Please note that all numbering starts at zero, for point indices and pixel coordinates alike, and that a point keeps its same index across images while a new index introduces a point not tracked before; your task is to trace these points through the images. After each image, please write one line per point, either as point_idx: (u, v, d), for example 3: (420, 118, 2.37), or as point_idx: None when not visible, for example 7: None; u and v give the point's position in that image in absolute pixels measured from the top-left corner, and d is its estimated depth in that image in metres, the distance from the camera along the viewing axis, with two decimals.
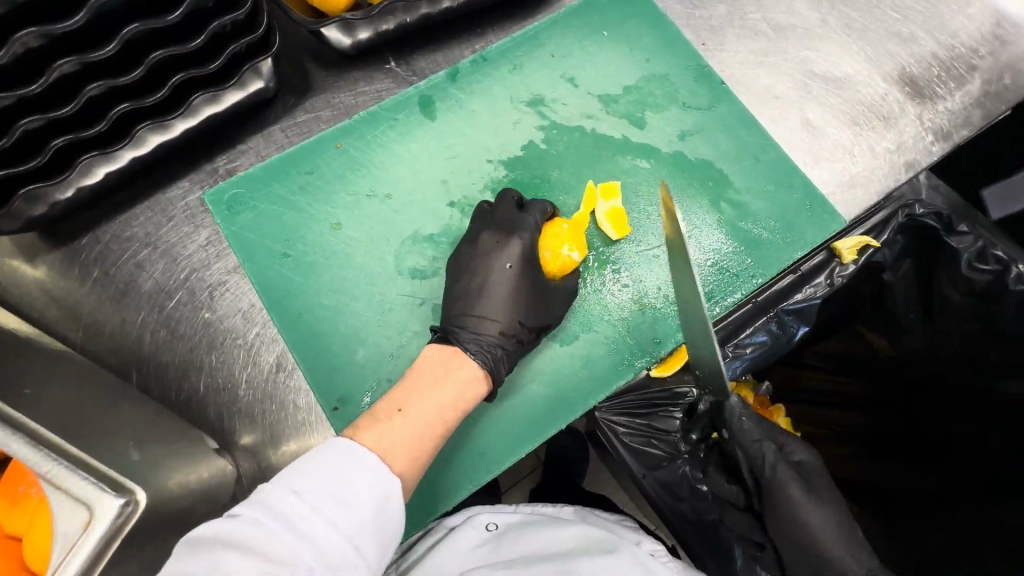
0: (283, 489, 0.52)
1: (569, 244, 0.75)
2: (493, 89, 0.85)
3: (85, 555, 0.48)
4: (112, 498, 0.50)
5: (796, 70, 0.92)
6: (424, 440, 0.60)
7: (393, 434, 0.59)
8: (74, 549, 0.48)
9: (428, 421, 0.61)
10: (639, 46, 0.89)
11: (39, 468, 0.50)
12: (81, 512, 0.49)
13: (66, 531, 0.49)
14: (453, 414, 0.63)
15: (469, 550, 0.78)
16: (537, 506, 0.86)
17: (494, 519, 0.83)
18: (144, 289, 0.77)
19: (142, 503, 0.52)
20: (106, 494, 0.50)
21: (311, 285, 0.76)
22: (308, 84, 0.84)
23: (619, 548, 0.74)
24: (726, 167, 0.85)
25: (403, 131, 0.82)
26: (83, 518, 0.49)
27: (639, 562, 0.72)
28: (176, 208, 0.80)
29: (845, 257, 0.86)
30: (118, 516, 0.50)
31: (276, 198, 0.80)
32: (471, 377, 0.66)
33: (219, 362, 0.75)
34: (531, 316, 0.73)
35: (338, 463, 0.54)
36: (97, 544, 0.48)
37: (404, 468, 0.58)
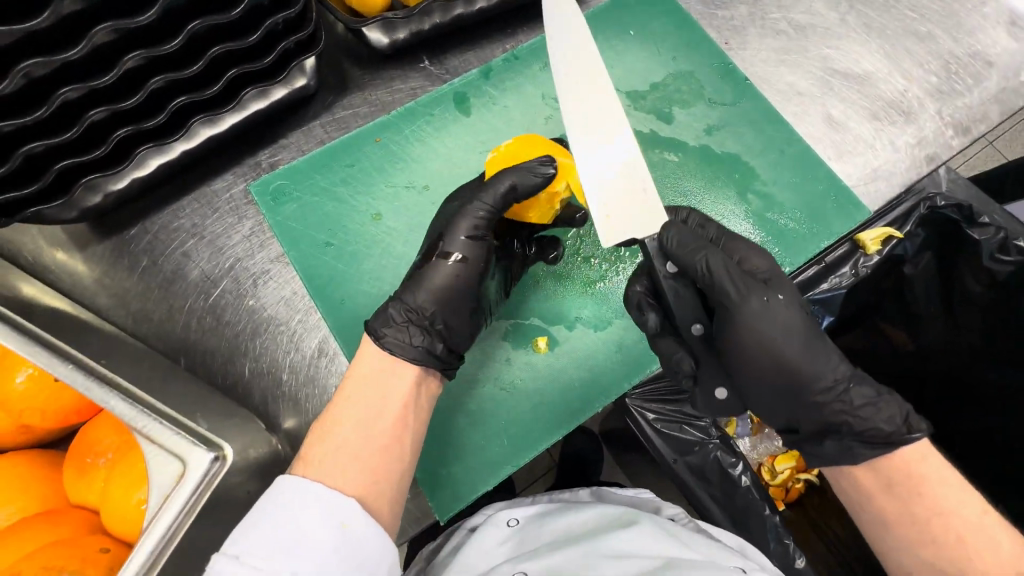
0: (225, 558, 0.51)
1: (503, 163, 0.76)
2: (525, 86, 0.88)
3: (180, 505, 0.55)
4: (203, 453, 0.57)
5: (817, 67, 0.95)
6: (367, 451, 0.60)
7: (326, 465, 0.58)
8: (169, 499, 0.55)
9: (356, 433, 0.60)
10: (664, 45, 0.92)
11: (137, 423, 0.57)
12: (175, 463, 0.57)
13: (160, 482, 0.56)
14: (385, 424, 0.62)
15: (492, 547, 0.78)
16: (556, 495, 0.89)
17: (514, 515, 0.83)
18: (191, 278, 0.80)
19: (228, 460, 0.59)
20: (198, 449, 0.57)
21: (354, 273, 0.79)
22: (346, 82, 0.88)
23: (641, 520, 0.72)
24: (753, 160, 0.87)
25: (439, 126, 0.85)
26: (175, 471, 0.56)
27: (664, 532, 0.70)
28: (221, 201, 0.83)
29: (869, 248, 0.86)
30: (207, 473, 0.57)
31: (318, 190, 0.83)
32: (386, 368, 0.65)
33: (263, 348, 0.77)
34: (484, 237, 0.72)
35: (274, 513, 0.54)
36: (191, 493, 0.55)
37: (359, 489, 0.58)
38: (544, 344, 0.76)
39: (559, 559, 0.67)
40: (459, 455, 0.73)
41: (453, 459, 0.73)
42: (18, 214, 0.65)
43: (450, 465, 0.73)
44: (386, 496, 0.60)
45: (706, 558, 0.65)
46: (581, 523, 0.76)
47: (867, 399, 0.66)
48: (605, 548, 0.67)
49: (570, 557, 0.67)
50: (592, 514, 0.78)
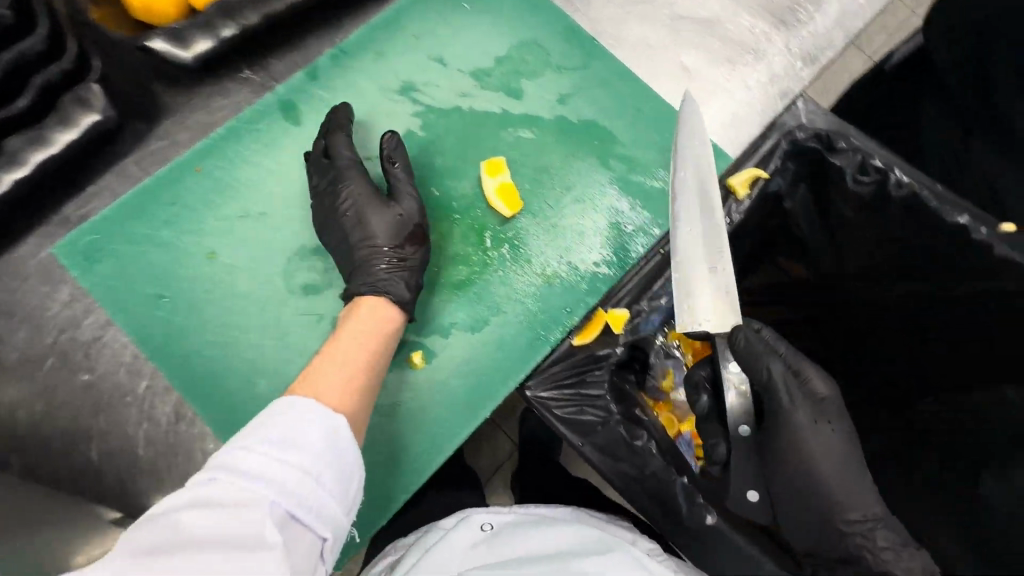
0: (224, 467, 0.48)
1: None
2: (359, 82, 0.81)
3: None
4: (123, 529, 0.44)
5: (665, 16, 0.92)
6: (359, 356, 0.62)
7: (326, 379, 0.59)
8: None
9: (354, 351, 0.62)
10: (505, 14, 0.86)
11: None
12: None
13: None
14: (374, 339, 0.64)
15: (462, 550, 0.76)
16: (531, 505, 0.83)
17: (490, 519, 0.79)
18: (7, 363, 0.69)
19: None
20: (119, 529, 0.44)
21: (195, 324, 0.70)
22: (155, 107, 0.77)
23: (615, 548, 0.75)
24: (611, 124, 0.84)
25: (268, 142, 0.77)
26: None
27: (638, 564, 0.73)
28: (28, 268, 0.72)
29: (739, 193, 0.85)
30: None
31: (138, 236, 0.73)
32: (380, 311, 0.66)
33: (110, 424, 0.68)
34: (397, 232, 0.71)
35: (282, 417, 0.52)
36: None
37: (341, 403, 0.58)
38: (419, 359, 0.71)
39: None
40: None
41: None
42: None
43: None
44: (367, 404, 0.60)
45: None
46: (555, 539, 0.76)
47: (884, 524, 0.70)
48: (574, 572, 0.69)
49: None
50: (566, 531, 0.77)
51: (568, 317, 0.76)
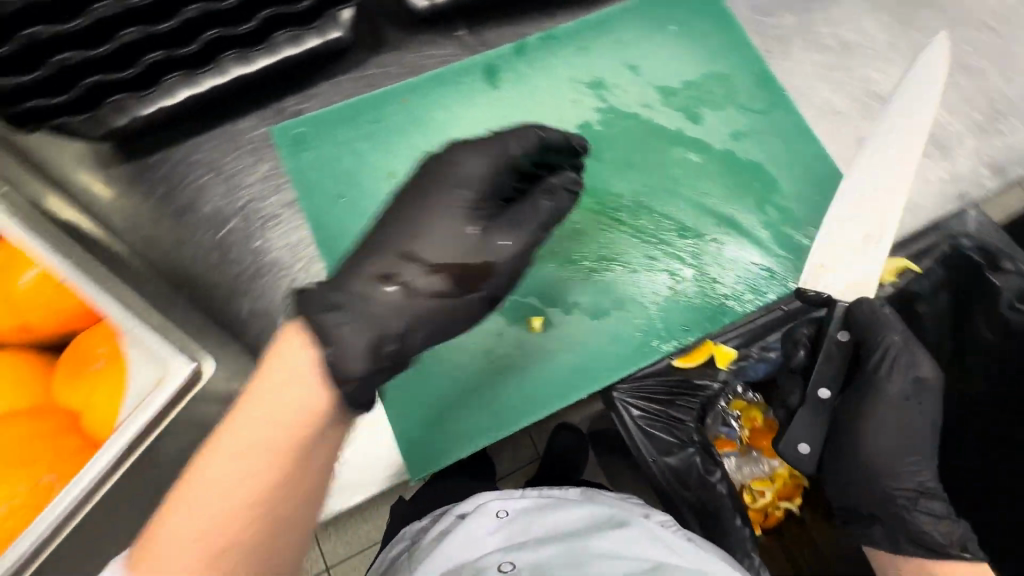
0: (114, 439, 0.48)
1: None
2: (557, 67, 0.87)
3: (153, 408, 0.67)
4: (292, 324, 0.55)
5: (858, 88, 0.93)
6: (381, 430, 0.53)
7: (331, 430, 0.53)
8: (147, 400, 0.67)
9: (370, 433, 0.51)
10: (706, 44, 0.90)
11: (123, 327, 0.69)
12: (160, 370, 0.69)
13: (142, 386, 0.68)
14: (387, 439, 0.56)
15: (482, 538, 0.76)
16: (545, 487, 0.83)
17: (505, 506, 0.79)
18: (203, 212, 0.81)
19: (206, 372, 0.72)
20: (290, 321, 0.55)
21: (362, 230, 0.79)
22: (381, 41, 0.88)
23: (632, 522, 0.75)
24: (776, 172, 0.86)
25: (465, 96, 0.85)
26: (159, 375, 0.69)
27: (650, 535, 0.74)
28: (242, 140, 0.84)
29: (884, 278, 0.88)
30: (186, 379, 0.70)
31: (339, 143, 0.82)
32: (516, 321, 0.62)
33: (263, 289, 0.78)
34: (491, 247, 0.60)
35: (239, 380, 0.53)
36: (161, 403, 0.67)
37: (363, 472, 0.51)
38: (537, 324, 0.76)
39: (549, 557, 0.71)
40: (439, 421, 0.73)
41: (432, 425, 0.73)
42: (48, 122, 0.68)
43: (426, 432, 0.72)
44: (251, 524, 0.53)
45: (692, 565, 0.71)
46: (573, 521, 0.77)
47: (935, 513, 0.80)
48: (593, 548, 0.71)
49: (561, 554, 0.71)
50: (581, 512, 0.78)
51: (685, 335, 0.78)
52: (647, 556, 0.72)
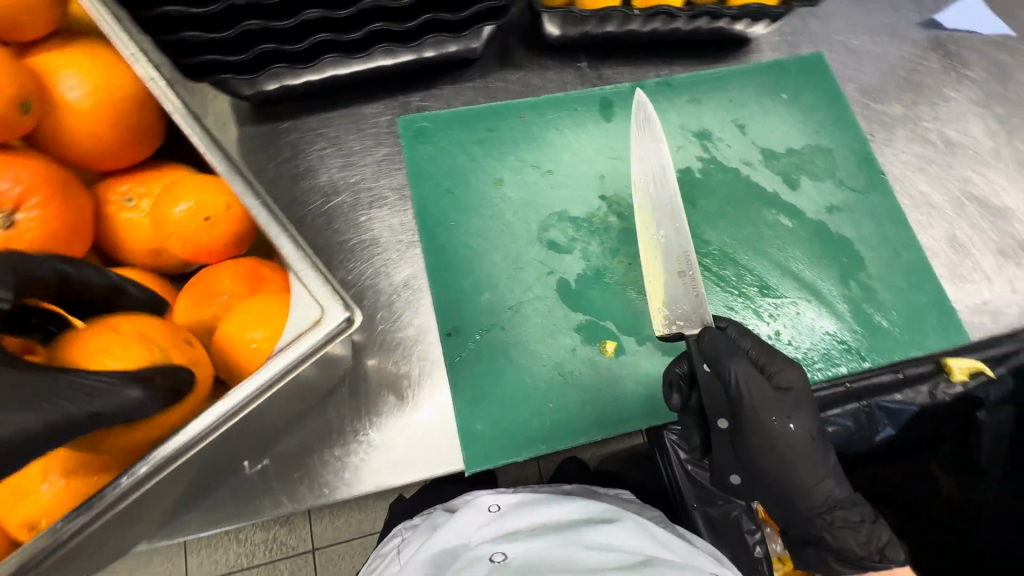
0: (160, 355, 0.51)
1: None
2: (668, 112, 0.92)
3: (309, 345, 0.54)
4: (339, 310, 0.55)
5: (956, 186, 0.94)
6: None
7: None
8: (303, 336, 0.54)
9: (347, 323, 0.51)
10: (813, 117, 0.94)
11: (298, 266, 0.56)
12: (315, 310, 0.55)
13: (302, 320, 0.55)
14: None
15: (469, 532, 0.75)
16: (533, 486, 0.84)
17: (497, 499, 0.79)
18: (318, 180, 0.88)
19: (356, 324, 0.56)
20: (337, 305, 0.55)
21: (462, 225, 0.83)
22: (509, 60, 0.95)
23: (623, 516, 0.74)
24: (864, 251, 0.87)
25: (579, 122, 0.90)
26: (314, 316, 0.55)
27: (645, 531, 0.73)
28: (367, 123, 0.91)
29: (954, 375, 0.83)
30: (337, 327, 0.55)
31: (456, 142, 0.88)
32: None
33: (358, 260, 0.84)
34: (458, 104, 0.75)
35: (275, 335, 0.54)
36: (318, 341, 0.54)
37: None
38: (610, 348, 0.78)
39: (543, 549, 0.70)
40: (500, 417, 0.75)
41: (492, 420, 0.75)
42: (217, 75, 0.76)
43: (488, 427, 0.74)
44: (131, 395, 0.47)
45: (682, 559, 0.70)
46: (560, 513, 0.77)
47: (853, 524, 0.71)
48: (586, 541, 0.71)
49: (552, 543, 0.71)
50: (573, 506, 0.77)
51: None
52: (643, 550, 0.70)
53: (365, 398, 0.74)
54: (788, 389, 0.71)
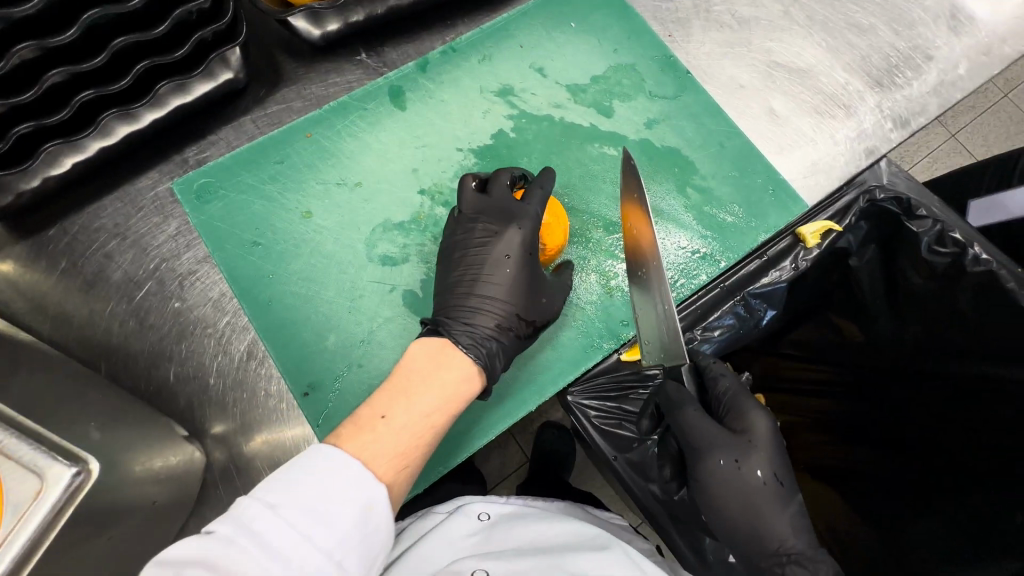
0: (258, 506, 0.50)
1: None
2: (462, 79, 0.86)
3: (37, 524, 0.47)
4: (63, 466, 0.49)
5: (761, 60, 0.95)
6: (413, 450, 0.59)
7: (381, 442, 0.58)
8: (25, 517, 0.47)
9: (414, 433, 0.60)
10: (607, 37, 0.91)
11: None
12: (31, 481, 0.48)
13: (15, 503, 0.47)
14: (443, 416, 0.62)
15: (459, 538, 0.77)
16: (529, 500, 0.88)
17: (487, 509, 0.82)
18: (113, 279, 0.77)
19: (95, 472, 0.52)
20: (58, 462, 0.49)
21: (281, 273, 0.77)
22: (279, 76, 0.85)
23: (612, 545, 0.75)
24: (692, 155, 0.87)
25: (372, 121, 0.83)
26: (32, 488, 0.48)
27: (633, 564, 0.73)
28: (144, 199, 0.79)
29: (808, 242, 0.84)
30: (69, 486, 0.49)
31: (246, 186, 0.80)
32: (464, 368, 0.66)
33: (189, 352, 0.74)
34: (531, 312, 0.72)
35: (321, 462, 0.54)
36: (45, 518, 0.47)
37: (386, 476, 0.57)
38: None
39: (523, 568, 0.69)
40: None
41: None
42: None
43: None
44: None
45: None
46: (549, 535, 0.77)
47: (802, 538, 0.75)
48: (569, 565, 0.69)
49: (536, 565, 0.70)
50: (565, 527, 0.79)
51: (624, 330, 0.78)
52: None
53: (246, 482, 0.72)
54: (743, 431, 0.77)
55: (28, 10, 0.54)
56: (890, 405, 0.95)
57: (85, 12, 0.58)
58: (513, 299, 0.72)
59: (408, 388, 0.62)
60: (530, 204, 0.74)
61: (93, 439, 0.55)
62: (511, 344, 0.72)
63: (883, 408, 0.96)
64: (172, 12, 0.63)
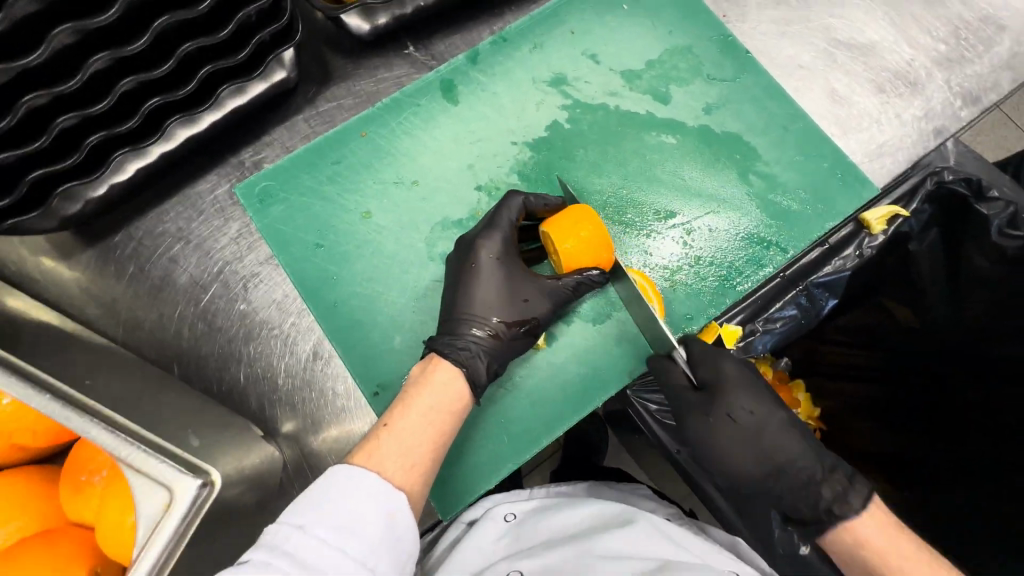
0: (286, 528, 0.51)
1: None
2: (514, 70, 0.85)
3: (168, 536, 0.49)
4: (190, 479, 0.51)
5: (821, 38, 0.90)
6: (421, 449, 0.60)
7: (385, 448, 0.58)
8: (158, 528, 0.49)
9: (419, 431, 0.60)
10: (660, 19, 0.88)
11: (119, 453, 0.51)
12: (160, 494, 0.51)
13: (147, 514, 0.50)
14: (442, 416, 0.63)
15: (490, 544, 0.75)
16: (551, 487, 0.84)
17: (513, 508, 0.79)
18: (179, 283, 0.78)
19: (217, 483, 0.53)
20: (183, 475, 0.51)
21: (345, 275, 0.77)
22: (329, 73, 0.83)
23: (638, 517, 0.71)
24: (754, 140, 0.84)
25: (426, 116, 0.82)
26: (161, 500, 0.50)
27: (661, 533, 0.70)
28: (205, 202, 0.80)
29: (874, 228, 0.81)
30: (194, 499, 0.51)
31: (306, 189, 0.80)
32: (452, 380, 0.65)
33: (257, 352, 0.76)
34: (513, 312, 0.71)
35: (347, 481, 0.54)
36: (177, 528, 0.50)
37: (405, 480, 0.57)
38: (542, 341, 0.76)
39: (555, 561, 0.67)
40: (459, 454, 0.74)
41: (454, 458, 0.74)
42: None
43: (448, 469, 0.73)
44: None
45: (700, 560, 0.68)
46: (574, 523, 0.74)
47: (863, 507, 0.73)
48: (598, 549, 0.67)
49: (567, 555, 0.67)
50: (587, 511, 0.75)
51: (688, 324, 0.78)
52: (658, 554, 0.67)
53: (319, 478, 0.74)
54: None
55: (103, 21, 0.53)
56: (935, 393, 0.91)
57: (155, 19, 0.58)
58: (503, 301, 0.71)
59: (406, 395, 0.63)
60: (504, 212, 0.73)
61: (194, 447, 0.57)
62: (497, 346, 0.70)
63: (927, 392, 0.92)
64: (236, 15, 0.63)
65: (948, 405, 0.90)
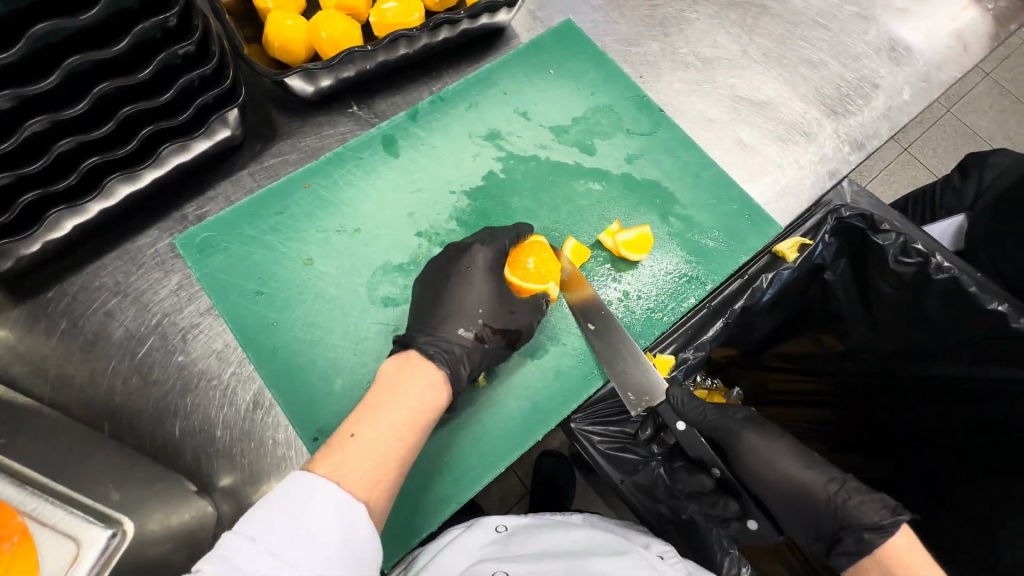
0: (238, 539, 0.52)
1: None
2: (453, 126, 0.91)
3: None
4: (100, 530, 0.51)
5: (726, 95, 1.02)
6: (387, 462, 0.60)
7: (351, 460, 0.58)
8: None
9: (386, 443, 0.60)
10: (583, 81, 0.97)
11: (26, 506, 0.50)
12: (67, 546, 0.50)
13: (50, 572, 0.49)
14: (413, 429, 0.63)
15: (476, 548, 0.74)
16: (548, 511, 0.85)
17: (504, 521, 0.79)
18: (114, 337, 0.76)
19: (129, 533, 0.53)
20: (95, 526, 0.51)
21: (287, 319, 0.80)
22: (274, 130, 0.87)
23: (629, 550, 0.73)
24: (672, 186, 0.93)
25: (369, 169, 0.87)
26: (70, 553, 0.50)
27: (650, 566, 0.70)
28: (145, 256, 0.80)
29: (788, 256, 0.88)
30: (105, 549, 0.51)
31: (247, 239, 0.84)
32: (428, 389, 0.67)
33: (194, 405, 0.74)
34: (498, 320, 0.77)
35: (296, 498, 0.54)
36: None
37: (368, 493, 0.58)
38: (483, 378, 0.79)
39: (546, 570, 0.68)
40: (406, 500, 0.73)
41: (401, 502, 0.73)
42: None
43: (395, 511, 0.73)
44: None
45: None
46: (569, 542, 0.75)
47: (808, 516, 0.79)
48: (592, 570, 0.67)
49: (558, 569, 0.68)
50: (582, 534, 0.77)
51: None
52: None
53: None
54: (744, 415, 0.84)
55: (41, 89, 0.56)
56: (883, 405, 0.98)
57: (95, 86, 0.61)
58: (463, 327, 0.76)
59: (373, 405, 0.63)
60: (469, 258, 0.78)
61: (114, 499, 0.57)
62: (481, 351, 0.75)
63: (879, 410, 0.98)
64: (177, 81, 0.67)
65: (898, 416, 0.96)
